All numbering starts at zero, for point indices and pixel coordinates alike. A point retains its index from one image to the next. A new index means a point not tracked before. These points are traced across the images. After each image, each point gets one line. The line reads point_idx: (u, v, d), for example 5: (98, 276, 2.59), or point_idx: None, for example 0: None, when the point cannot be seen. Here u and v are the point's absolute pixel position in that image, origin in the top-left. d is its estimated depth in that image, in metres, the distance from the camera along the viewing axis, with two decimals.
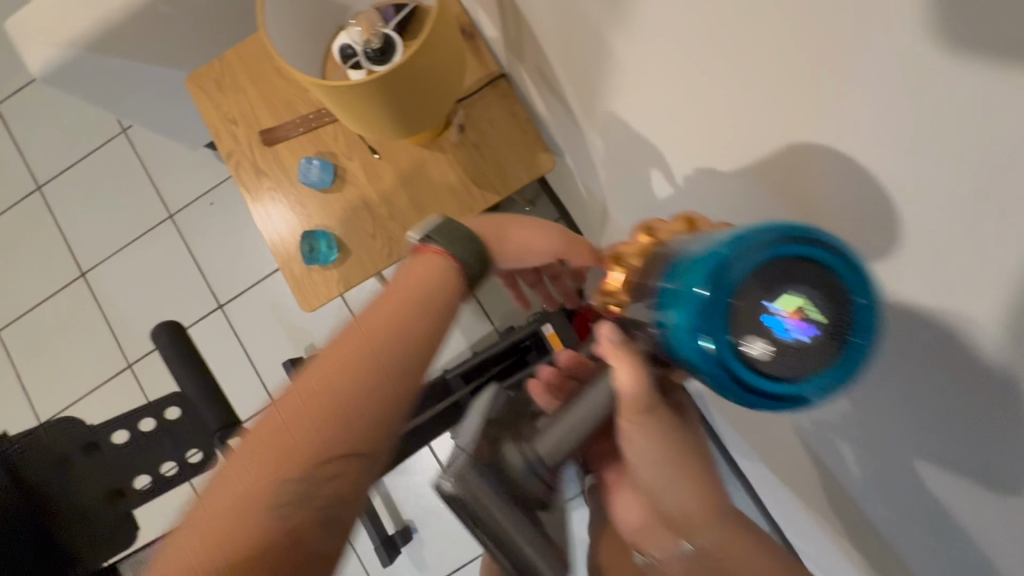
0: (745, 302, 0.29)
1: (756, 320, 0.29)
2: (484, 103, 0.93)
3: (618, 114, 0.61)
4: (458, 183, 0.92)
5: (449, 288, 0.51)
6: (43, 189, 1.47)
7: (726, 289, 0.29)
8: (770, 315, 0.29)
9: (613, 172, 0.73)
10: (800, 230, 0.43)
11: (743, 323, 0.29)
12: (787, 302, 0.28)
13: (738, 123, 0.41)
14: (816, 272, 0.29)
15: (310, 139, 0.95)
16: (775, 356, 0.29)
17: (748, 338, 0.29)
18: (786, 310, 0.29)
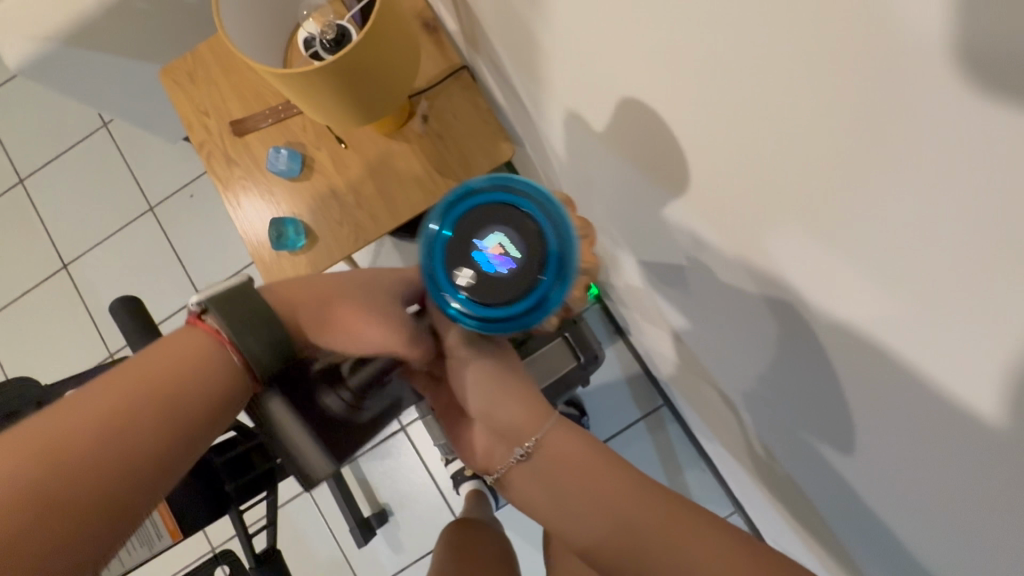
0: (471, 240, 0.51)
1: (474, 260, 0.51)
2: (447, 93, 0.96)
3: (556, 101, 0.65)
4: (422, 171, 0.96)
5: (212, 366, 0.45)
6: (25, 183, 1.49)
7: (463, 233, 0.51)
8: (485, 247, 0.51)
9: (562, 158, 0.77)
10: (688, 201, 0.47)
11: (469, 261, 0.51)
12: (495, 241, 0.51)
13: (639, 102, 0.45)
14: (519, 221, 0.50)
15: (279, 130, 0.98)
16: (488, 273, 0.50)
17: (469, 262, 0.51)
18: (493, 248, 0.51)
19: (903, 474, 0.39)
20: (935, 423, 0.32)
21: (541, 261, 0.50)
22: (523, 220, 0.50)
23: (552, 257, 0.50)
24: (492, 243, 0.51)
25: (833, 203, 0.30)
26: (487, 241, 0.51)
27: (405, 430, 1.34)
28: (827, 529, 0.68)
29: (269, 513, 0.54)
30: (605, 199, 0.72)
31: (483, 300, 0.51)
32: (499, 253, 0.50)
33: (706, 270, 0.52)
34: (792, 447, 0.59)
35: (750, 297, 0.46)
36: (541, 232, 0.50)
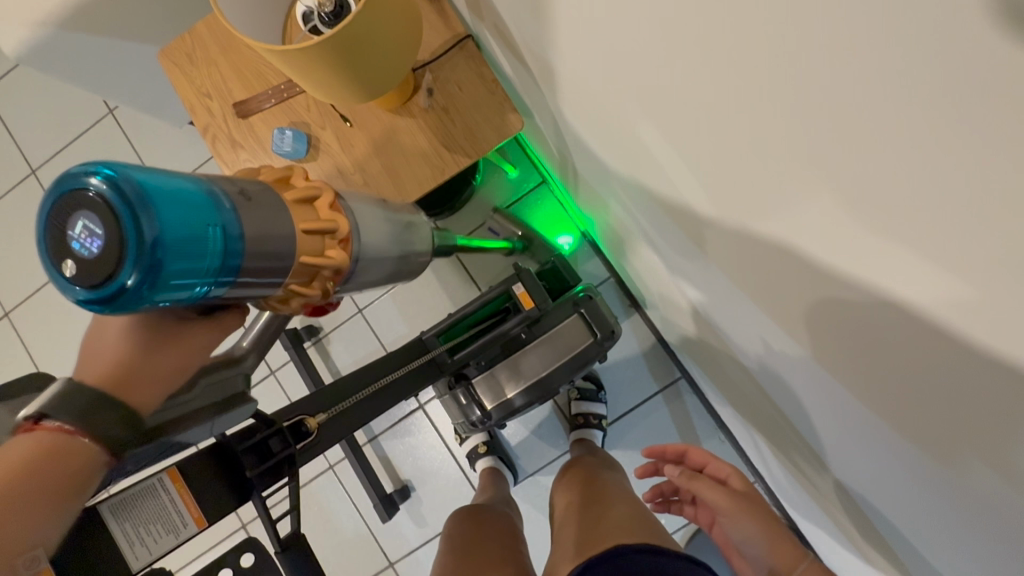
0: (64, 249, 0.37)
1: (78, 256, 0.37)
2: (452, 64, 0.93)
3: (561, 69, 0.62)
4: (429, 146, 0.93)
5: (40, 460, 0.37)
6: (37, 173, 1.50)
7: (50, 256, 0.37)
8: (78, 245, 0.37)
9: (572, 128, 0.74)
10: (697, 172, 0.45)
11: (70, 254, 0.37)
12: (78, 231, 0.37)
13: (648, 66, 0.42)
14: (87, 191, 0.36)
15: (281, 110, 0.96)
16: (99, 273, 0.36)
17: (79, 273, 0.37)
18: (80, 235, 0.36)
19: (930, 451, 0.38)
20: (962, 401, 0.31)
21: (133, 213, 0.36)
22: (88, 188, 0.37)
23: (151, 241, 0.37)
24: (78, 236, 0.37)
25: (854, 176, 0.28)
26: (72, 238, 0.37)
27: (423, 407, 1.36)
28: (849, 500, 0.67)
29: (294, 497, 0.54)
30: (614, 171, 0.69)
31: (93, 296, 0.37)
32: (92, 239, 0.36)
33: (722, 244, 0.50)
34: (819, 419, 0.58)
35: (774, 270, 0.44)
36: (107, 186, 0.36)
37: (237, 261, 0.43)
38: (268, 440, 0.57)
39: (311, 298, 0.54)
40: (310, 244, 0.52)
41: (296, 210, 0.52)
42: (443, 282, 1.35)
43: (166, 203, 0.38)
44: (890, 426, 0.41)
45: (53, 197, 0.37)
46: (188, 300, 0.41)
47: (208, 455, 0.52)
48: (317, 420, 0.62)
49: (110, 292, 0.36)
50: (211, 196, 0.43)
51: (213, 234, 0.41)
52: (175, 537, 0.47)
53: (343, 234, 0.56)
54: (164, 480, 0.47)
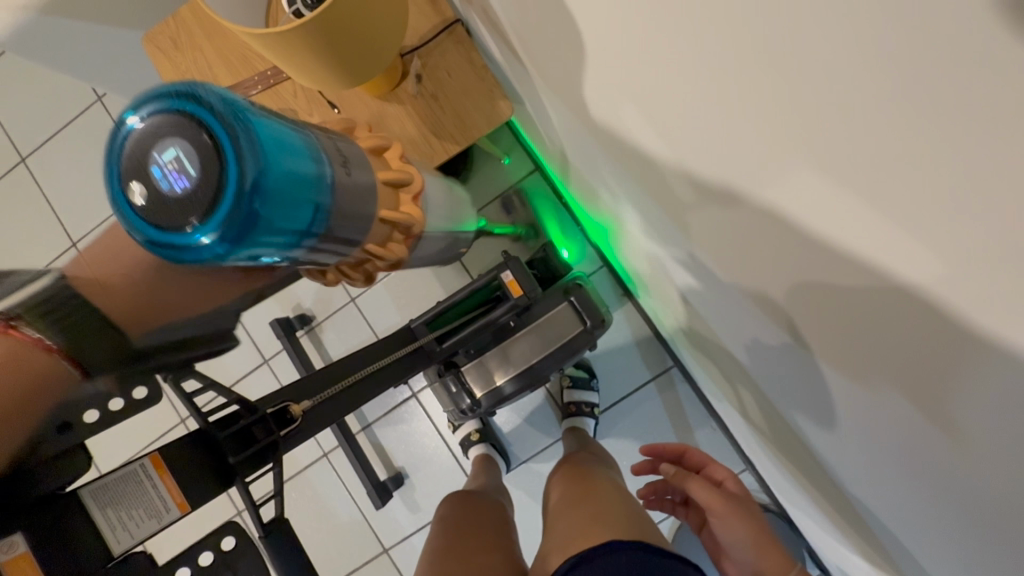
0: (144, 176, 0.36)
1: (162, 186, 0.36)
2: (441, 50, 0.92)
3: (551, 54, 0.61)
4: (419, 134, 0.93)
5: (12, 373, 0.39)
6: (27, 161, 1.49)
7: (126, 186, 0.36)
8: (157, 171, 0.36)
9: (563, 115, 0.74)
10: (682, 156, 0.45)
11: (151, 183, 0.36)
12: (164, 158, 0.36)
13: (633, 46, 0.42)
14: (189, 120, 0.36)
15: (269, 97, 0.95)
16: (187, 207, 0.35)
17: (152, 202, 0.36)
18: (169, 162, 0.36)
19: (909, 431, 0.39)
20: (942, 380, 0.31)
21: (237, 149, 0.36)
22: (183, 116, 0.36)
23: (250, 181, 0.37)
24: (160, 163, 0.36)
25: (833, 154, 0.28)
26: (153, 164, 0.36)
27: (416, 396, 1.36)
28: (835, 484, 0.68)
29: (278, 483, 0.54)
30: (604, 158, 0.69)
31: (172, 230, 0.36)
32: (180, 173, 0.36)
33: (710, 231, 0.49)
34: (803, 404, 0.58)
35: (761, 254, 0.44)
36: (209, 116, 0.37)
37: (318, 218, 0.45)
38: (250, 427, 0.57)
39: (353, 274, 0.59)
40: (379, 232, 0.57)
41: (380, 194, 0.57)
42: (435, 272, 1.35)
43: (269, 150, 0.40)
44: (873, 407, 0.42)
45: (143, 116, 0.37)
46: (264, 252, 0.42)
47: (190, 443, 0.52)
48: (301, 407, 0.62)
49: (188, 234, 0.36)
50: (296, 146, 0.44)
51: (306, 187, 0.43)
52: (158, 522, 0.47)
53: (412, 230, 0.61)
54: (146, 466, 0.48)
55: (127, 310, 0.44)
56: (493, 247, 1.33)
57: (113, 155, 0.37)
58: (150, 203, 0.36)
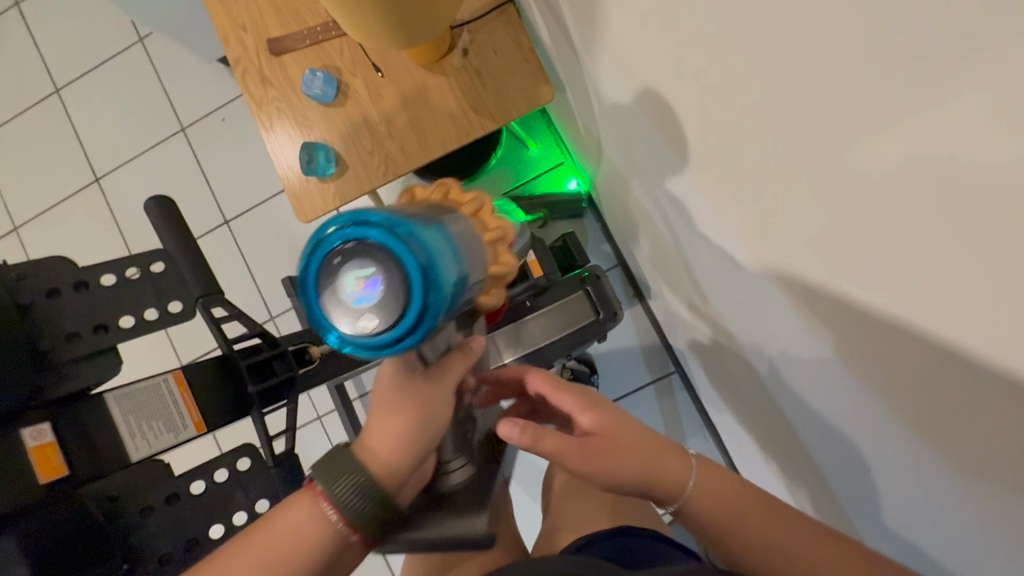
0: (347, 309, 0.36)
1: (367, 307, 0.35)
2: (490, 28, 0.93)
3: (607, 38, 0.62)
4: (458, 108, 0.94)
5: (315, 536, 0.43)
6: (60, 93, 1.49)
7: (339, 325, 0.36)
8: (360, 300, 0.35)
9: (605, 102, 0.75)
10: None
11: (354, 306, 0.36)
12: (350, 283, 0.35)
13: None
14: (364, 240, 0.35)
15: (315, 52, 0.96)
16: (392, 309, 0.35)
17: (364, 323, 0.36)
18: (355, 284, 0.35)
19: (922, 425, 0.40)
20: None
21: (401, 238, 0.35)
22: (338, 247, 0.35)
23: (421, 265, 0.35)
24: (352, 290, 0.35)
25: None
26: (351, 296, 0.35)
27: None
28: (828, 494, 0.69)
29: (291, 419, 0.55)
30: (644, 149, 0.69)
31: (389, 335, 0.36)
32: (371, 285, 0.35)
33: (742, 226, 0.50)
34: (809, 411, 0.59)
35: (794, 247, 0.45)
36: (359, 224, 0.35)
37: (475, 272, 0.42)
38: (270, 361, 0.56)
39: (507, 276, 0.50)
40: (477, 227, 0.47)
41: (446, 203, 0.48)
42: None
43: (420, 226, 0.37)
44: (890, 405, 0.43)
45: (317, 254, 0.36)
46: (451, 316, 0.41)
47: (215, 367, 0.53)
48: (321, 349, 0.61)
49: (406, 331, 0.36)
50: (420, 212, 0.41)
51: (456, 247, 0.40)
52: (175, 436, 0.48)
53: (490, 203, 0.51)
54: (169, 382, 0.49)
55: (393, 469, 0.44)
56: None
57: (309, 297, 0.37)
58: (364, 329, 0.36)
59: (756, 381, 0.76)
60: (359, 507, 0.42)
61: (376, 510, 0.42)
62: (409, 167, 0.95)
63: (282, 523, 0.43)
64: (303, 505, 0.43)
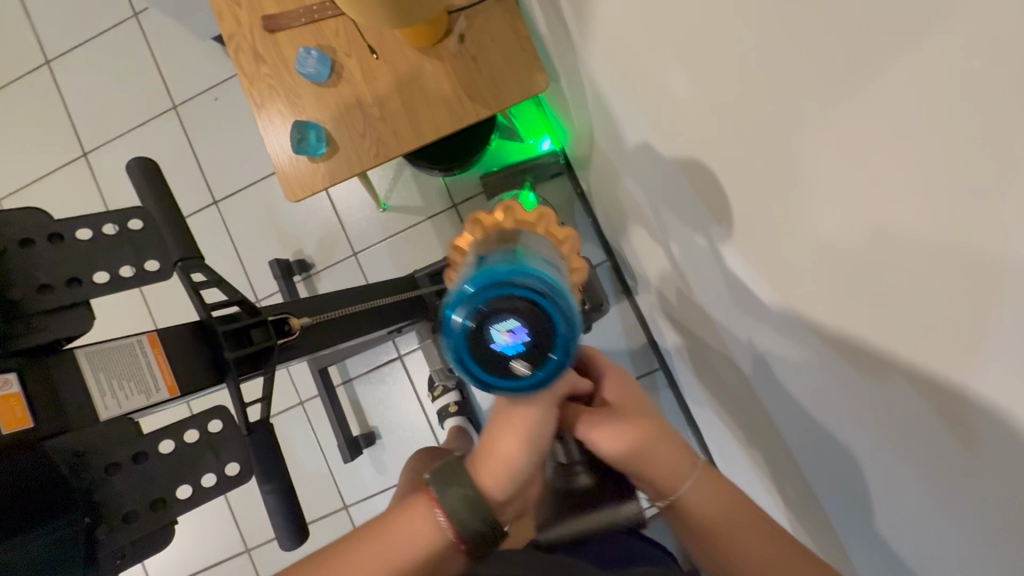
0: (487, 348, 0.39)
1: (515, 351, 0.39)
2: (487, 15, 0.93)
3: (601, 25, 0.62)
4: (452, 93, 0.94)
5: (425, 549, 0.42)
6: (51, 66, 1.47)
7: (486, 370, 0.39)
8: (501, 344, 0.39)
9: (598, 91, 0.75)
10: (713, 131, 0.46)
11: (501, 350, 0.39)
12: (499, 331, 0.39)
13: None
14: (507, 291, 0.39)
15: (311, 31, 0.95)
16: (535, 349, 0.39)
17: (508, 364, 0.39)
18: (503, 331, 0.39)
19: (876, 417, 0.40)
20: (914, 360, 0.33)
21: (536, 285, 0.39)
22: (499, 299, 0.39)
23: (557, 306, 0.40)
24: (498, 337, 0.39)
25: None
26: (498, 341, 0.39)
27: (402, 359, 1.36)
28: (793, 489, 0.70)
29: (268, 388, 0.54)
30: (633, 139, 0.69)
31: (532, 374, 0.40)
32: (516, 330, 0.39)
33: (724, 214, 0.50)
34: (778, 406, 0.60)
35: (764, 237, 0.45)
36: (503, 279, 0.39)
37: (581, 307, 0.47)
38: (250, 329, 0.56)
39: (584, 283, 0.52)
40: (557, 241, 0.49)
41: (520, 223, 0.48)
42: (441, 239, 1.36)
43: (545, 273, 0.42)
44: (852, 396, 0.43)
45: (461, 306, 0.40)
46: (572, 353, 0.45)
47: (192, 332, 0.52)
48: (302, 321, 0.60)
49: (550, 368, 0.40)
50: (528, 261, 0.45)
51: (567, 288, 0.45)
52: (146, 398, 0.47)
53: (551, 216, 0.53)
54: (144, 343, 0.48)
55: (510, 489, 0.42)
56: None
57: (452, 345, 0.40)
58: (497, 371, 0.39)
59: (730, 379, 0.76)
60: (476, 528, 0.40)
61: (488, 532, 0.41)
62: (400, 151, 0.94)
63: (393, 529, 0.42)
64: (419, 516, 0.42)
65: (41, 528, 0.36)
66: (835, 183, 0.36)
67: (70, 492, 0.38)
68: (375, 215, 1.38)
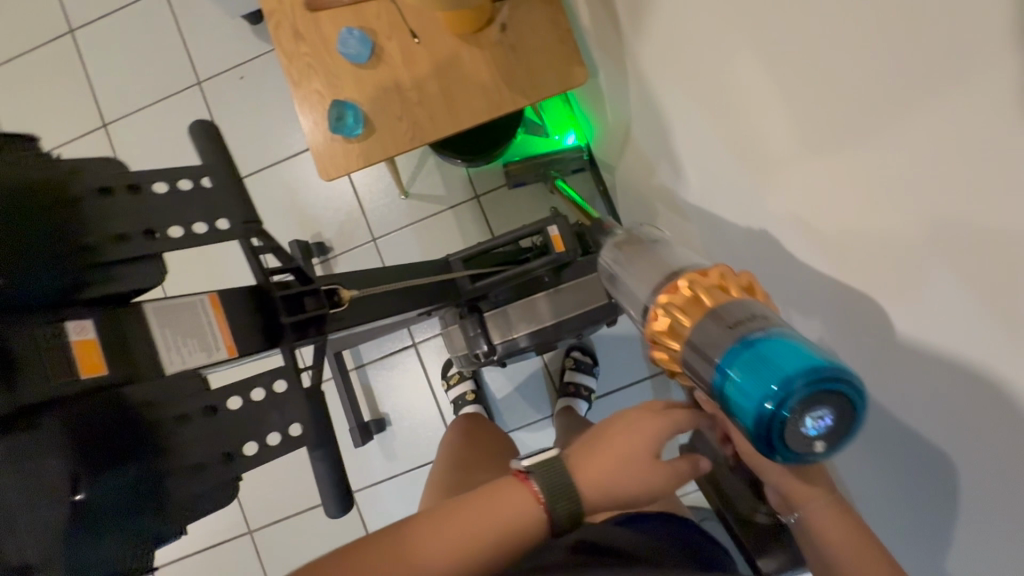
0: (791, 435, 0.37)
1: (821, 434, 0.37)
2: (529, 6, 0.93)
3: (662, 21, 0.63)
4: (491, 81, 0.94)
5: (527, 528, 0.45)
6: (75, 34, 1.45)
7: (786, 450, 0.38)
8: (811, 431, 0.37)
9: (645, 89, 0.76)
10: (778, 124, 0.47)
11: (806, 435, 0.37)
12: (811, 419, 0.37)
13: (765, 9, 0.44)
14: (828, 381, 0.36)
15: (352, 12, 0.96)
16: (834, 434, 0.38)
17: (806, 447, 0.38)
18: (814, 420, 0.37)
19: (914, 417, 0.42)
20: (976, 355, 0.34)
21: (852, 375, 0.36)
22: (810, 392, 0.36)
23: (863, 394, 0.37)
24: (808, 423, 0.37)
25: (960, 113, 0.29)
26: (806, 426, 0.37)
27: (416, 346, 1.37)
28: None
29: (318, 356, 0.55)
30: (681, 136, 0.70)
31: (824, 455, 0.38)
32: (823, 418, 0.37)
33: (780, 211, 0.51)
34: None
35: (817, 233, 0.46)
36: (825, 366, 0.36)
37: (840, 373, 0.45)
38: (303, 297, 0.56)
39: None
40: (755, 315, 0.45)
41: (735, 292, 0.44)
42: (462, 229, 1.36)
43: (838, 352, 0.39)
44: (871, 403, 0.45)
45: (778, 391, 0.36)
46: None
47: (248, 294, 0.52)
48: (350, 293, 0.60)
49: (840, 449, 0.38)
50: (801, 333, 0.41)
51: None
52: (207, 356, 0.47)
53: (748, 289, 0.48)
54: (205, 302, 0.48)
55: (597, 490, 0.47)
56: (524, 217, 1.35)
57: (759, 427, 0.37)
58: (800, 454, 0.38)
59: None
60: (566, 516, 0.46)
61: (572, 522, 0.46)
62: (436, 135, 0.94)
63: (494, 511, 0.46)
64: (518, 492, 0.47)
65: (117, 467, 0.36)
66: (878, 187, 0.37)
67: (144, 440, 0.38)
68: (396, 202, 1.38)
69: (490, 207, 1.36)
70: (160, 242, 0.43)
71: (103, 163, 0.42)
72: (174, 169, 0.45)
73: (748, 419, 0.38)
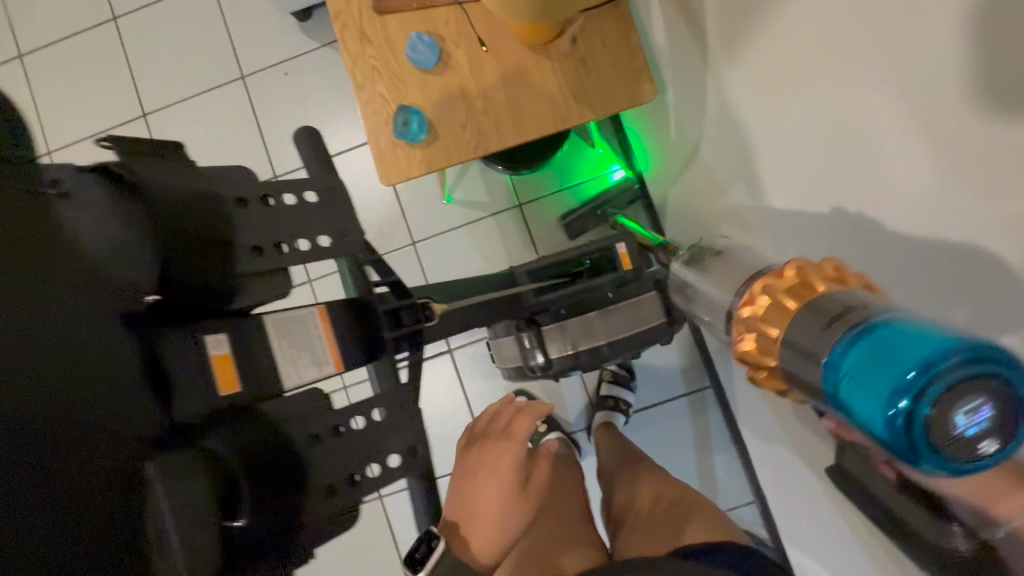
0: (942, 437, 0.29)
1: (979, 427, 0.29)
2: (601, 19, 0.93)
3: (766, 48, 0.65)
4: (559, 94, 0.94)
5: None
6: (118, 21, 1.44)
7: (938, 458, 0.30)
8: (964, 426, 0.29)
9: (728, 111, 0.77)
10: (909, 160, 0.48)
11: (960, 433, 0.29)
12: (959, 415, 0.29)
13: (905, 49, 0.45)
14: (970, 361, 0.28)
15: (421, 17, 0.95)
16: (994, 428, 0.29)
17: (963, 448, 0.30)
18: (963, 413, 0.29)
19: None
20: None
21: (1002, 349, 0.28)
22: (949, 378, 0.28)
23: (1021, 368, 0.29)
24: (956, 421, 0.29)
25: None
26: (954, 425, 0.29)
27: (451, 353, 1.35)
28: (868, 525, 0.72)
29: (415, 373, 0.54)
30: (768, 162, 0.71)
31: (987, 454, 0.30)
32: (977, 409, 0.29)
33: (893, 246, 0.52)
34: None
35: (942, 270, 0.47)
36: (963, 347, 0.28)
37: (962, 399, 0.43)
38: (400, 310, 0.55)
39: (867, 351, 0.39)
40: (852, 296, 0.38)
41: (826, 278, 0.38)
42: (504, 238, 1.36)
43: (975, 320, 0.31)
44: None
45: (912, 388, 0.29)
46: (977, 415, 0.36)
47: (351, 308, 0.51)
48: (441, 307, 0.59)
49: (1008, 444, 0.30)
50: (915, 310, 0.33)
51: None
52: (318, 370, 0.46)
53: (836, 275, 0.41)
54: (316, 315, 0.47)
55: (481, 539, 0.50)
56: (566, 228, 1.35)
57: (893, 432, 0.30)
58: (959, 457, 0.30)
59: None
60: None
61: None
62: (500, 145, 0.94)
63: None
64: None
65: (278, 501, 0.35)
66: None
67: (293, 458, 0.37)
68: (438, 207, 1.37)
69: (533, 217, 1.36)
70: (288, 255, 0.41)
71: (239, 174, 0.41)
72: (293, 181, 0.44)
73: (877, 426, 0.30)
